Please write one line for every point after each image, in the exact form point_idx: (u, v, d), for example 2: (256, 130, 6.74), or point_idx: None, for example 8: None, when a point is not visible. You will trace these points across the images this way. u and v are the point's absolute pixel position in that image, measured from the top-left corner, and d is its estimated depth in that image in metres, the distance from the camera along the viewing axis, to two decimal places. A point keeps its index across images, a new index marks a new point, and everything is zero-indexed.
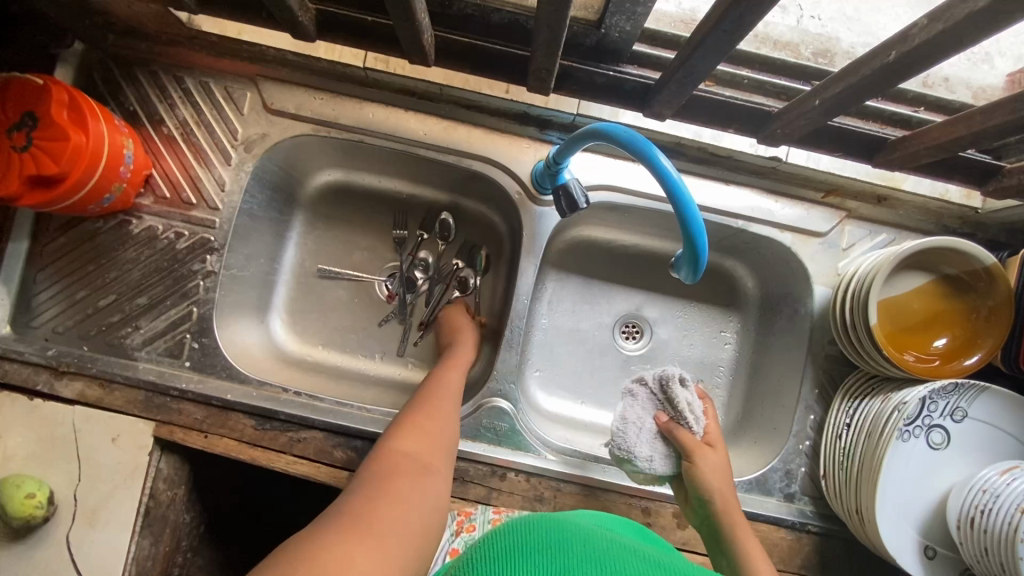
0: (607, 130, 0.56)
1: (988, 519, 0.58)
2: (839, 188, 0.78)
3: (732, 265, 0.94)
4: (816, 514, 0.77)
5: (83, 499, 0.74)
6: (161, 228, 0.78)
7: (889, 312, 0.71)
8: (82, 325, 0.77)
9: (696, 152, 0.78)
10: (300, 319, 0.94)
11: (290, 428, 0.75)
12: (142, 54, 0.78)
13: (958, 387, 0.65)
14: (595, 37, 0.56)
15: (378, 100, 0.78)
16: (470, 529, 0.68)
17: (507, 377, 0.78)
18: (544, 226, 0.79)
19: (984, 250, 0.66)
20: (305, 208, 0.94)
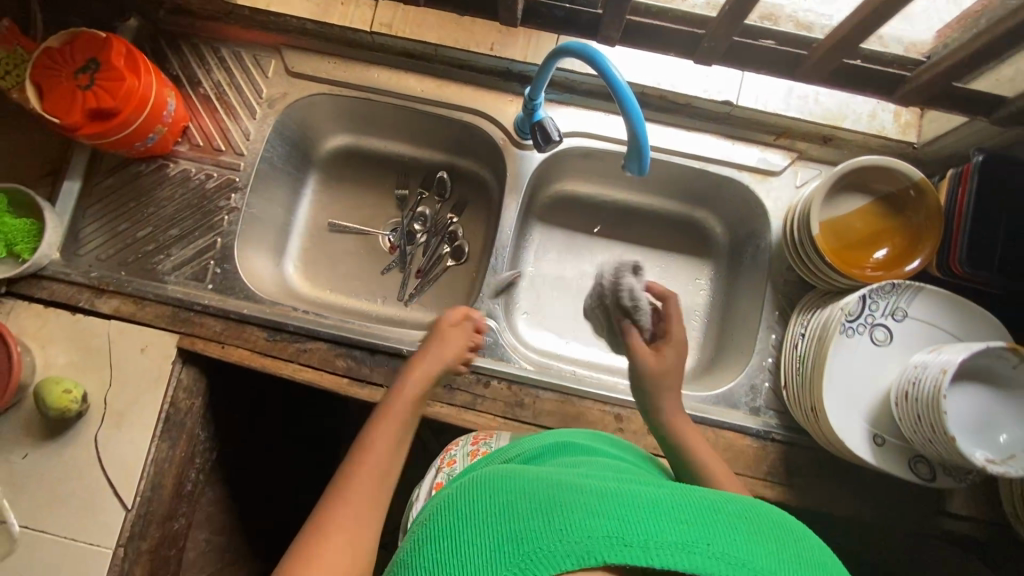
0: (568, 45, 0.67)
1: (918, 388, 0.64)
2: (789, 130, 0.87)
3: (703, 215, 1.01)
4: (780, 424, 0.83)
5: (112, 402, 0.83)
6: (194, 170, 0.90)
7: (834, 231, 0.79)
8: (122, 253, 0.88)
9: (658, 100, 0.88)
10: (310, 267, 1.03)
11: (297, 340, 0.84)
12: (186, 29, 0.93)
13: (895, 288, 0.72)
14: (565, 10, 0.69)
15: (383, 63, 0.91)
16: (451, 463, 0.71)
17: (492, 299, 0.88)
18: (524, 167, 0.89)
19: (910, 168, 0.75)
20: (318, 167, 1.05)
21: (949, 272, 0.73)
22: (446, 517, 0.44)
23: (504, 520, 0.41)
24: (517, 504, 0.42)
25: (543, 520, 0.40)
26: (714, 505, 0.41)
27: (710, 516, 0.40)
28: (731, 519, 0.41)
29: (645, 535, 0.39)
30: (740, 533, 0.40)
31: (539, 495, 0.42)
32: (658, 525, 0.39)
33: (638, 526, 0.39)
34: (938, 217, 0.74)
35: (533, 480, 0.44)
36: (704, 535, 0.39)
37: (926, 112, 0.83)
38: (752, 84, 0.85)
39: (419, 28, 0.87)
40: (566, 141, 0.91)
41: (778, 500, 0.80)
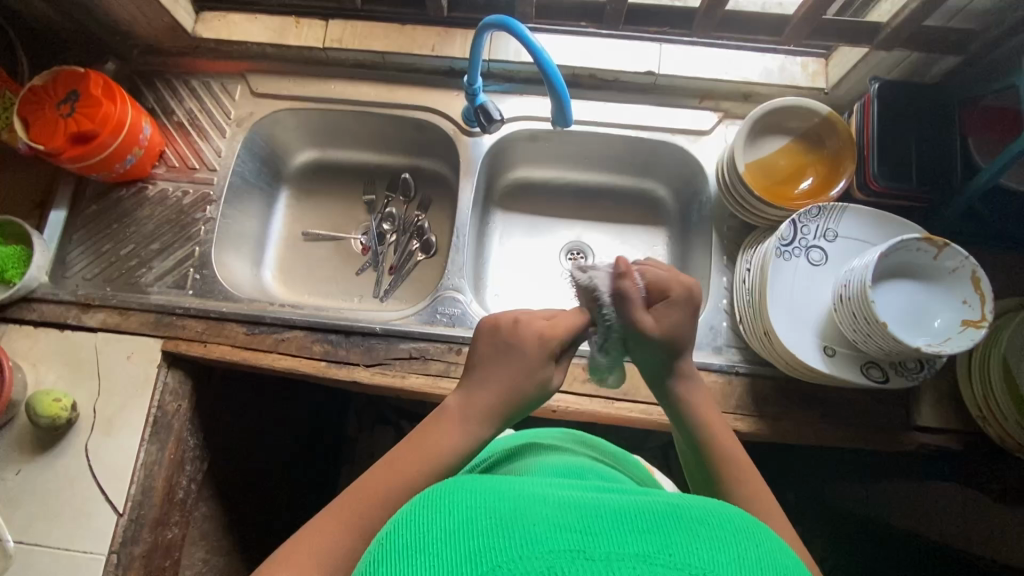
0: (494, 21, 0.73)
1: (849, 288, 0.68)
2: (711, 92, 0.95)
3: (651, 185, 1.08)
4: (743, 359, 0.86)
5: (101, 410, 0.86)
6: (171, 190, 0.97)
7: (760, 170, 0.85)
8: (107, 271, 0.94)
9: (589, 80, 0.97)
10: (288, 274, 1.08)
11: (275, 330, 0.88)
12: (160, 67, 1.02)
13: (821, 210, 0.77)
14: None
15: (338, 76, 1.00)
16: None
17: (458, 275, 0.93)
18: (476, 153, 0.98)
19: (818, 103, 0.82)
20: (289, 183, 1.12)
21: (867, 190, 0.80)
22: (393, 529, 0.38)
23: (458, 535, 0.35)
24: (472, 516, 0.37)
25: (501, 536, 0.35)
26: (682, 512, 0.37)
27: (676, 522, 0.36)
28: (698, 529, 0.36)
29: (608, 547, 0.34)
30: (708, 541, 0.35)
31: (499, 506, 0.37)
32: (620, 536, 0.34)
33: (599, 540, 0.34)
34: (851, 143, 0.81)
35: (492, 488, 0.39)
36: (669, 544, 0.34)
37: (830, 60, 0.91)
38: (671, 54, 0.94)
39: (367, 39, 0.97)
40: (511, 126, 0.99)
41: (750, 431, 0.82)
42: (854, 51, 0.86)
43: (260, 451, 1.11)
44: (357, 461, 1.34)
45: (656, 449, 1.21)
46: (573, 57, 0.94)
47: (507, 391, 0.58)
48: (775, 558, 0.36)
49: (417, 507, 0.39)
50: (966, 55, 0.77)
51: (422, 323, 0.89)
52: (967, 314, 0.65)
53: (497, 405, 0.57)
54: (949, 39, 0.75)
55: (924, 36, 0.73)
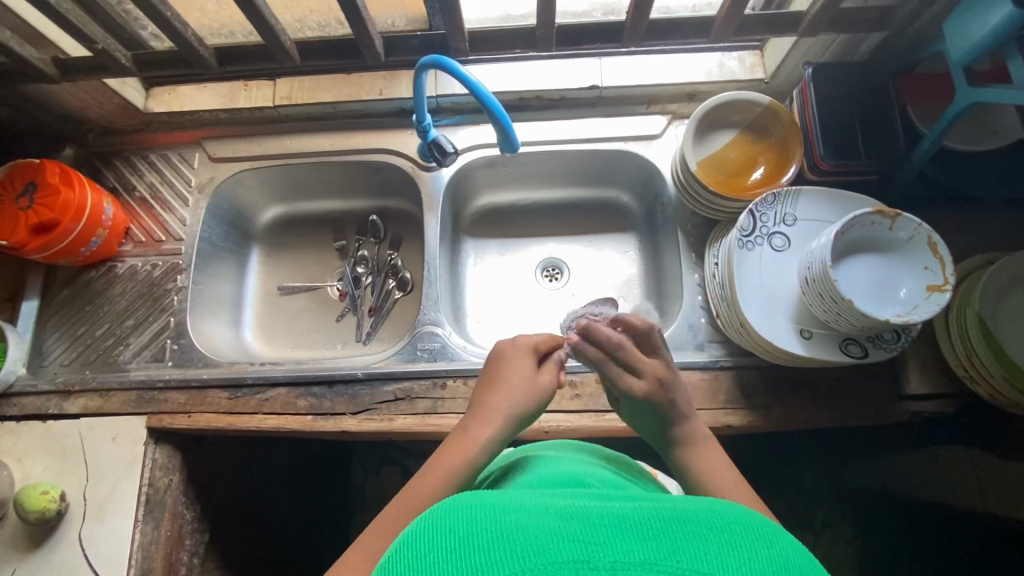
0: (434, 61, 0.74)
1: (812, 270, 0.68)
2: (656, 97, 0.97)
3: (615, 192, 1.10)
4: (726, 353, 0.86)
5: (92, 497, 0.85)
6: (141, 264, 0.97)
7: (714, 165, 0.86)
8: (84, 354, 0.93)
9: (538, 102, 0.98)
10: (267, 331, 1.08)
11: (257, 391, 0.87)
12: (117, 147, 1.03)
13: (777, 196, 0.79)
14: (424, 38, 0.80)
15: (292, 131, 1.02)
16: None
17: (434, 308, 0.93)
18: (437, 187, 0.99)
19: (759, 94, 0.84)
20: (259, 240, 1.13)
21: (818, 171, 0.81)
22: (400, 544, 0.38)
23: (462, 550, 0.36)
24: (478, 531, 0.37)
25: (507, 552, 0.35)
26: (686, 517, 0.37)
27: (680, 526, 0.36)
28: (706, 534, 0.36)
29: (612, 555, 0.34)
30: (711, 544, 0.35)
31: (505, 521, 0.38)
32: (624, 544, 0.35)
33: (604, 550, 0.35)
34: (795, 129, 0.83)
35: (496, 504, 0.40)
36: (674, 550, 0.35)
37: (765, 50, 0.94)
38: (611, 66, 0.96)
39: (314, 92, 0.98)
40: (467, 156, 1.00)
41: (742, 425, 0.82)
42: (784, 40, 0.88)
43: (262, 514, 1.09)
44: (366, 507, 1.32)
45: (662, 452, 1.21)
46: (517, 82, 0.96)
47: (526, 389, 0.65)
48: (784, 559, 0.35)
49: (422, 522, 0.39)
50: (890, 29, 0.78)
51: (403, 362, 0.88)
52: (931, 279, 0.66)
53: (519, 409, 0.63)
54: (871, 16, 0.76)
55: (847, 17, 0.75)
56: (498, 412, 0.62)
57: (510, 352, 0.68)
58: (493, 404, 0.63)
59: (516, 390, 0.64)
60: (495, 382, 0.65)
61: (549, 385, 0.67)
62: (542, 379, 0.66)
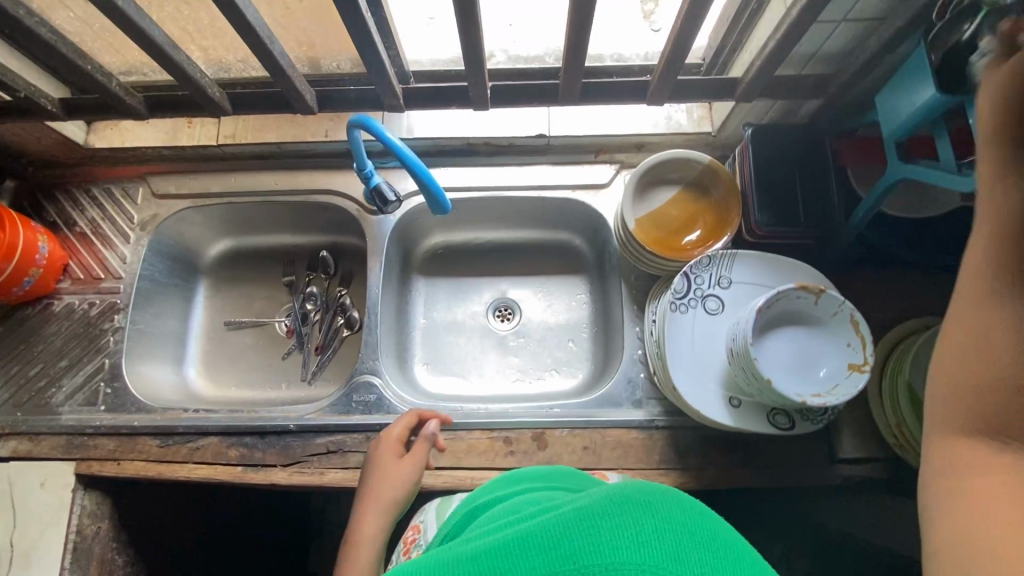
0: (363, 121, 0.73)
1: (736, 343, 0.68)
2: (605, 146, 0.97)
3: (567, 235, 1.09)
4: (663, 411, 0.85)
5: (15, 545, 0.83)
6: (78, 303, 0.96)
7: (655, 221, 0.86)
8: (16, 395, 0.92)
9: (485, 147, 0.98)
10: (212, 368, 1.07)
11: (188, 439, 0.86)
12: (59, 180, 1.02)
13: (711, 260, 0.79)
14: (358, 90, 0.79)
15: (237, 168, 1.01)
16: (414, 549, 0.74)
17: (373, 357, 0.91)
18: (382, 230, 0.97)
19: (700, 153, 0.84)
20: (207, 273, 1.11)
21: (754, 235, 0.81)
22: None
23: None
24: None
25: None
26: (587, 512, 0.37)
27: (580, 529, 0.36)
28: (603, 529, 0.36)
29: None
30: (621, 536, 0.36)
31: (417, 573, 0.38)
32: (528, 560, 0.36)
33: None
34: (734, 190, 0.82)
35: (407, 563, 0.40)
36: (574, 552, 0.35)
37: (713, 104, 0.93)
38: (560, 114, 0.96)
39: (259, 132, 0.97)
40: (415, 199, 0.99)
41: (675, 486, 0.82)
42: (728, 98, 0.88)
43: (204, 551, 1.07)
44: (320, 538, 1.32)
45: None
46: (465, 128, 0.96)
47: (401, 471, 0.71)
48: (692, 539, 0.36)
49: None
50: (827, 96, 0.78)
51: (337, 413, 0.87)
52: (852, 357, 0.66)
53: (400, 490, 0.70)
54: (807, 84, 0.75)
55: (780, 86, 0.75)
56: (379, 498, 0.69)
57: (378, 445, 0.75)
58: (371, 492, 0.70)
59: (393, 480, 0.70)
60: (371, 475, 0.72)
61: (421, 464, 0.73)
62: (412, 460, 0.73)
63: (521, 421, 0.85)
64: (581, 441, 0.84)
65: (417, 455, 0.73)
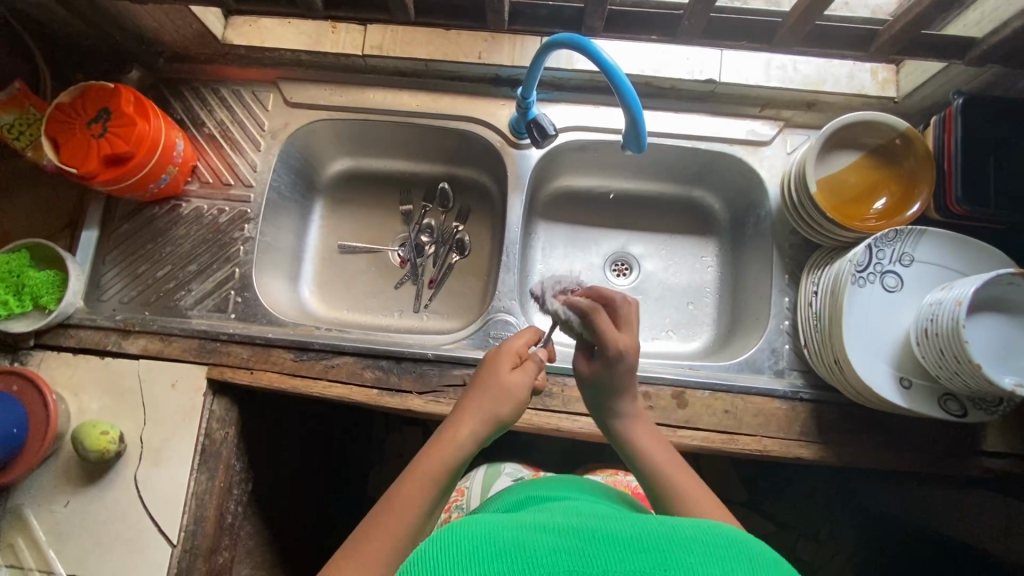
0: (577, 42, 0.68)
1: (936, 323, 0.66)
2: (772, 100, 0.91)
3: (700, 193, 1.04)
4: (806, 383, 0.84)
5: (148, 440, 0.84)
6: (206, 207, 0.93)
7: (830, 188, 0.81)
8: (144, 294, 0.90)
9: (645, 88, 0.92)
10: (326, 289, 1.05)
11: (323, 357, 0.85)
12: (187, 75, 0.96)
13: (898, 234, 0.74)
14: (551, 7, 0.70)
15: (376, 84, 0.95)
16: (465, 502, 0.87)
17: (509, 296, 0.90)
18: (523, 166, 0.93)
19: (897, 118, 0.78)
20: (322, 193, 1.08)
21: (947, 213, 0.76)
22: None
23: (468, 562, 0.41)
24: (478, 547, 0.43)
25: (507, 565, 0.41)
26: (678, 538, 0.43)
27: (672, 548, 0.42)
28: (694, 545, 0.43)
29: (604, 566, 0.41)
30: (700, 555, 0.42)
31: (502, 539, 0.43)
32: (615, 557, 0.42)
33: (596, 562, 0.41)
34: (928, 162, 0.77)
35: (481, 520, 0.46)
36: (660, 560, 0.41)
37: (902, 67, 0.87)
38: (732, 59, 0.89)
39: (409, 46, 0.91)
40: (560, 137, 0.94)
41: (812, 458, 0.81)
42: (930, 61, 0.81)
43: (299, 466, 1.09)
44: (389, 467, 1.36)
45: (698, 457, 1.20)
46: (628, 63, 0.89)
47: (477, 416, 0.62)
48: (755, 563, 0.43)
49: (425, 545, 0.44)
50: None
51: (474, 347, 0.86)
52: None
53: (475, 422, 0.61)
54: None
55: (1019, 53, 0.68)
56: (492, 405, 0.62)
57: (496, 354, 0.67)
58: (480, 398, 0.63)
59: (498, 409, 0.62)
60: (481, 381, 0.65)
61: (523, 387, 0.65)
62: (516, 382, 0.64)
63: (663, 377, 0.83)
64: (722, 404, 0.82)
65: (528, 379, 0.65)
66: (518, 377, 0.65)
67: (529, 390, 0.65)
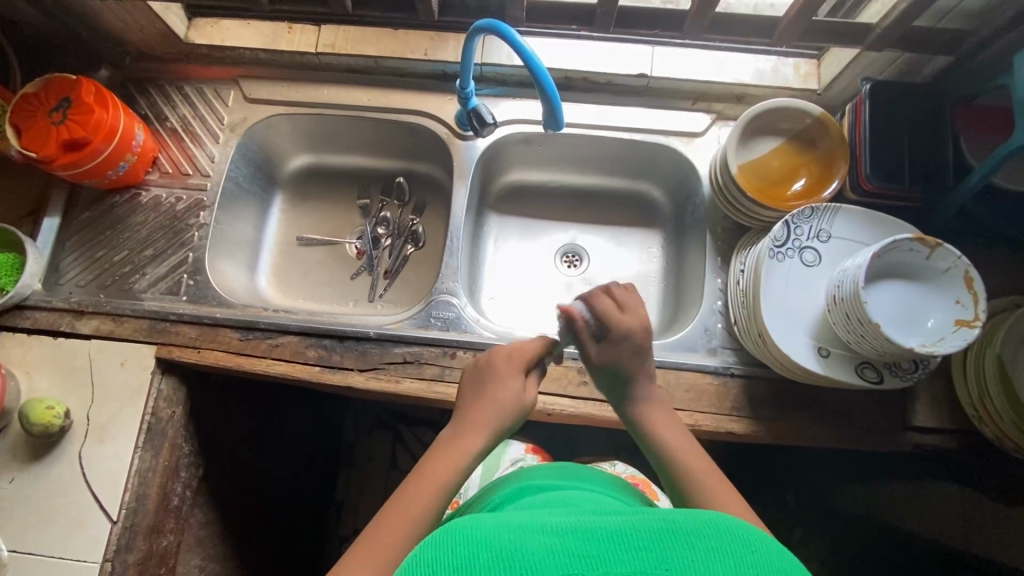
0: (495, 28, 0.73)
1: (842, 289, 0.68)
2: (704, 94, 0.96)
3: (645, 186, 1.08)
4: (738, 360, 0.86)
5: (94, 418, 0.85)
6: (165, 196, 0.97)
7: (752, 171, 0.85)
8: (100, 278, 0.93)
9: (583, 83, 0.97)
10: (283, 280, 1.08)
11: (269, 336, 0.88)
12: (153, 74, 1.02)
13: (814, 211, 0.77)
14: None
15: (330, 81, 1.01)
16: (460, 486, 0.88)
17: (452, 278, 0.93)
18: (469, 156, 0.98)
19: (811, 104, 0.82)
20: (283, 188, 1.12)
21: (860, 190, 0.80)
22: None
23: (463, 569, 0.38)
24: (475, 551, 0.39)
25: (503, 569, 0.38)
26: (681, 528, 0.40)
27: (673, 542, 0.39)
28: (696, 540, 0.39)
29: (607, 569, 0.38)
30: (702, 550, 0.39)
31: (500, 539, 0.40)
32: (619, 557, 0.38)
33: (598, 564, 0.38)
34: (842, 144, 0.81)
35: (477, 522, 0.42)
36: (662, 559, 0.38)
37: (822, 61, 0.92)
38: (663, 55, 0.94)
39: (359, 45, 0.97)
40: (503, 129, 0.99)
41: (745, 434, 0.82)
42: (844, 53, 0.86)
43: (254, 456, 1.10)
44: None
45: None
46: (564, 59, 0.94)
47: (486, 431, 0.61)
48: (770, 560, 0.39)
49: (420, 550, 0.40)
50: (957, 55, 0.76)
51: (416, 327, 0.89)
52: (960, 313, 0.66)
53: (484, 429, 0.61)
54: (940, 38, 0.74)
55: (911, 38, 0.73)
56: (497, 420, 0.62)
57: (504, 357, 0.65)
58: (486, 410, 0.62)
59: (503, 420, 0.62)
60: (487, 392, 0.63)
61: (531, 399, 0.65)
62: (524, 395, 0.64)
63: None
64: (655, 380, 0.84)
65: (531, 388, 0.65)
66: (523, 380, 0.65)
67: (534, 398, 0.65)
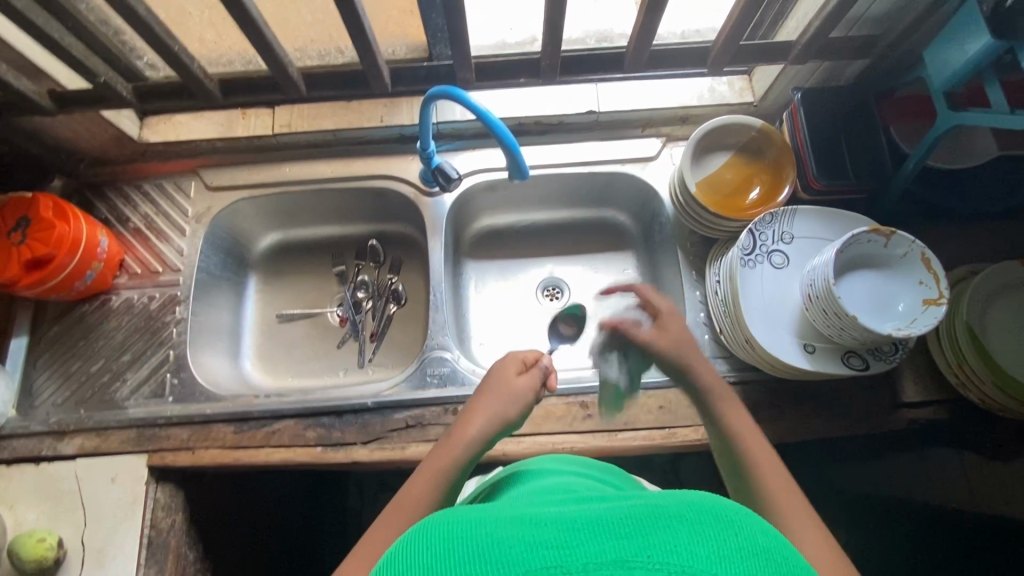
0: (450, 92, 0.76)
1: (814, 287, 0.72)
2: (651, 120, 1.01)
3: (609, 212, 1.12)
4: (731, 368, 0.88)
5: (90, 543, 0.81)
6: (137, 297, 0.96)
7: (708, 187, 0.90)
8: (78, 392, 0.90)
9: (536, 126, 1.01)
10: (267, 360, 1.06)
11: (264, 424, 0.86)
12: (110, 179, 1.02)
13: (773, 216, 0.82)
14: None
15: (292, 158, 1.02)
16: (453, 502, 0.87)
17: (441, 333, 0.93)
18: (438, 212, 1.00)
19: (750, 118, 0.88)
20: (255, 268, 1.11)
21: (810, 190, 0.85)
22: None
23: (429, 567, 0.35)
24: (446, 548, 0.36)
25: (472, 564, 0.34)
26: (662, 509, 0.36)
27: (655, 522, 0.35)
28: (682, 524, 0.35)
29: (583, 558, 0.33)
30: (687, 531, 0.34)
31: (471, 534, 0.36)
32: (594, 544, 0.34)
33: (575, 553, 0.33)
34: (786, 150, 0.87)
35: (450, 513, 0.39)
36: (643, 544, 0.33)
37: (753, 76, 0.99)
38: (607, 91, 1.00)
39: (315, 121, 0.99)
40: (467, 180, 1.02)
41: None
42: (771, 67, 0.93)
43: (261, 549, 1.05)
44: None
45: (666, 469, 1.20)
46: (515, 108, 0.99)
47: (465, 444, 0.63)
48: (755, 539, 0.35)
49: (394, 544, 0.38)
50: (872, 57, 0.82)
51: (413, 388, 0.88)
52: (926, 293, 0.70)
53: (462, 447, 0.63)
54: (854, 45, 0.80)
55: (830, 47, 0.80)
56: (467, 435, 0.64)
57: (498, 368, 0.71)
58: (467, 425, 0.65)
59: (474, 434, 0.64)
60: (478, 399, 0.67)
61: (523, 394, 0.68)
62: (514, 396, 0.67)
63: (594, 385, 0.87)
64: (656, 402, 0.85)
65: (518, 390, 0.68)
66: (521, 379, 0.69)
67: (530, 395, 0.68)
